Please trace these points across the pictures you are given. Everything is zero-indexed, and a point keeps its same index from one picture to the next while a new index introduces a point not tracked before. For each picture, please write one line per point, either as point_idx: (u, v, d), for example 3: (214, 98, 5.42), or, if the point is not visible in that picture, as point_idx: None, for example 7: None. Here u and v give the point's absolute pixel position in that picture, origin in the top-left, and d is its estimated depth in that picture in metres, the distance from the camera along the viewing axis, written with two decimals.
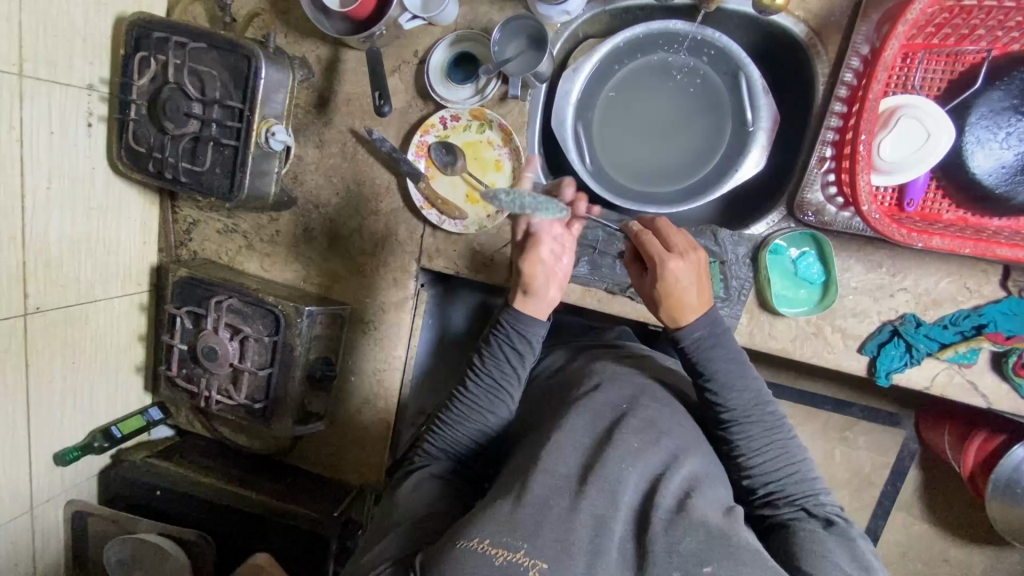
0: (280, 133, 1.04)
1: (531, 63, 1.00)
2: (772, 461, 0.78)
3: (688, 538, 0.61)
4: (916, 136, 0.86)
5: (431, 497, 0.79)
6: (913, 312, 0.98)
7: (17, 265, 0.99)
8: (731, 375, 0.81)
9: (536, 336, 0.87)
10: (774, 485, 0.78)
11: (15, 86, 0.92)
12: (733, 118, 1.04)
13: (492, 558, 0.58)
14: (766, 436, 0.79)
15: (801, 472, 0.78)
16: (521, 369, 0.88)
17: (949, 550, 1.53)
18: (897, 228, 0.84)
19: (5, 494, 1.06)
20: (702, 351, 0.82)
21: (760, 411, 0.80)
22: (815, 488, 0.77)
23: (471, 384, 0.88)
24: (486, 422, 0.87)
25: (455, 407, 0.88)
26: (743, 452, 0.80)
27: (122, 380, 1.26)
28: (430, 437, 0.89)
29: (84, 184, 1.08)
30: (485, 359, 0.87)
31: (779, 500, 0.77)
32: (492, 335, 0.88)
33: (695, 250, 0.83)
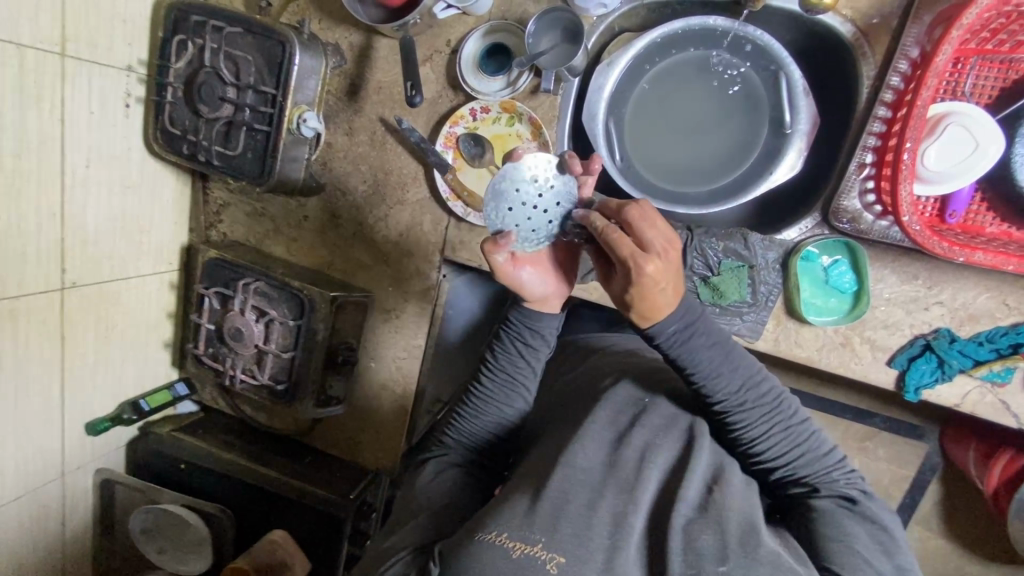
0: (310, 120, 1.04)
1: (563, 57, 0.98)
2: (776, 446, 0.74)
3: (706, 537, 0.61)
4: (964, 145, 0.83)
5: (449, 488, 0.80)
6: (948, 327, 0.95)
7: (56, 241, 1.02)
8: (716, 364, 0.74)
9: (549, 331, 0.86)
10: (783, 468, 0.75)
11: (58, 65, 0.95)
12: (770, 118, 1.01)
13: (510, 550, 0.58)
14: (765, 422, 0.74)
15: (812, 450, 0.74)
16: (535, 363, 0.87)
17: (965, 566, 1.51)
18: (938, 241, 0.81)
19: (39, 458, 1.10)
20: (682, 343, 0.73)
21: (755, 396, 0.74)
22: (827, 462, 0.74)
23: (484, 377, 0.88)
24: (501, 414, 0.87)
25: (470, 400, 0.88)
26: (745, 442, 0.76)
27: (150, 355, 1.30)
28: (445, 428, 0.89)
29: (121, 164, 1.11)
30: (497, 353, 0.87)
31: (792, 481, 0.75)
32: (503, 330, 0.88)
33: (654, 260, 0.68)
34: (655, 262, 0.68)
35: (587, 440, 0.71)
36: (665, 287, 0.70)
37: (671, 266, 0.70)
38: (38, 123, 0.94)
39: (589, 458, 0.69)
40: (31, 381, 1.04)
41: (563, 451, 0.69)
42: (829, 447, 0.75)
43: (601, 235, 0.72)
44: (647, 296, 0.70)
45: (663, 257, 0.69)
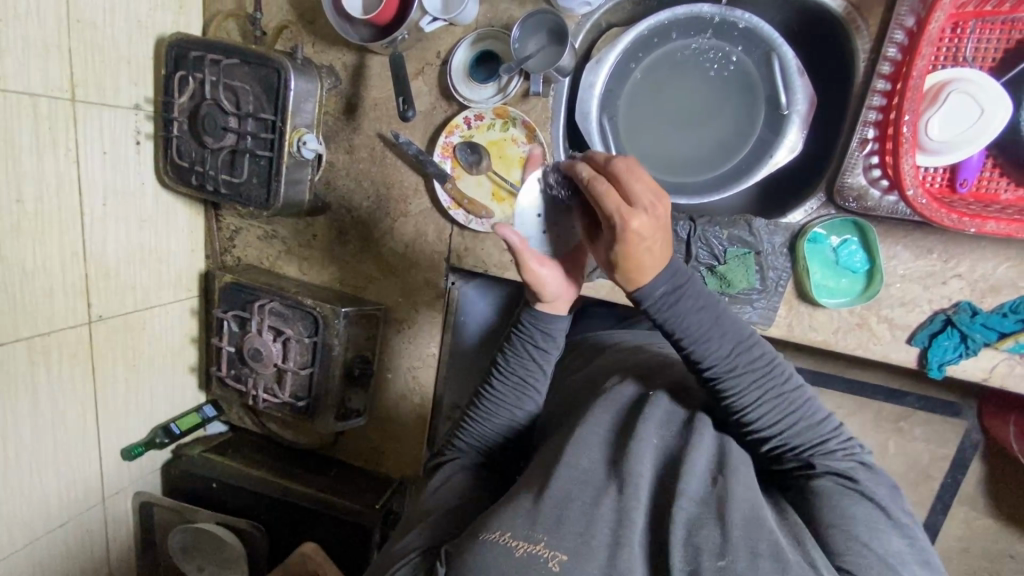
0: (310, 142, 1.08)
1: (552, 58, 0.99)
2: (771, 414, 0.74)
3: (713, 531, 0.60)
4: (968, 114, 0.81)
5: (460, 489, 0.81)
6: (969, 300, 0.92)
7: (80, 277, 1.07)
8: (704, 329, 0.74)
9: (558, 331, 0.87)
10: (775, 437, 0.74)
11: (69, 110, 0.99)
12: (766, 101, 0.99)
13: (513, 549, 0.58)
14: (757, 390, 0.74)
15: (806, 419, 0.73)
16: (546, 364, 0.88)
17: (1016, 545, 1.45)
18: (946, 213, 0.80)
19: (79, 485, 1.15)
20: (670, 308, 0.73)
21: (746, 362, 0.74)
22: (821, 431, 0.73)
23: (494, 380, 0.89)
24: (514, 417, 0.88)
25: (482, 404, 0.90)
26: (736, 410, 0.75)
27: (178, 379, 1.35)
28: (457, 431, 0.91)
29: (135, 198, 1.15)
30: (506, 356, 0.88)
31: (785, 453, 0.74)
32: (514, 333, 0.89)
33: (640, 215, 0.67)
34: (638, 218, 0.66)
35: (592, 439, 0.71)
36: (653, 245, 0.69)
37: (653, 229, 0.68)
38: (56, 166, 0.99)
39: (595, 456, 0.69)
40: (66, 412, 1.10)
41: (568, 450, 0.69)
42: (825, 415, 0.74)
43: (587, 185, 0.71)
44: (636, 256, 0.69)
45: (651, 214, 0.68)
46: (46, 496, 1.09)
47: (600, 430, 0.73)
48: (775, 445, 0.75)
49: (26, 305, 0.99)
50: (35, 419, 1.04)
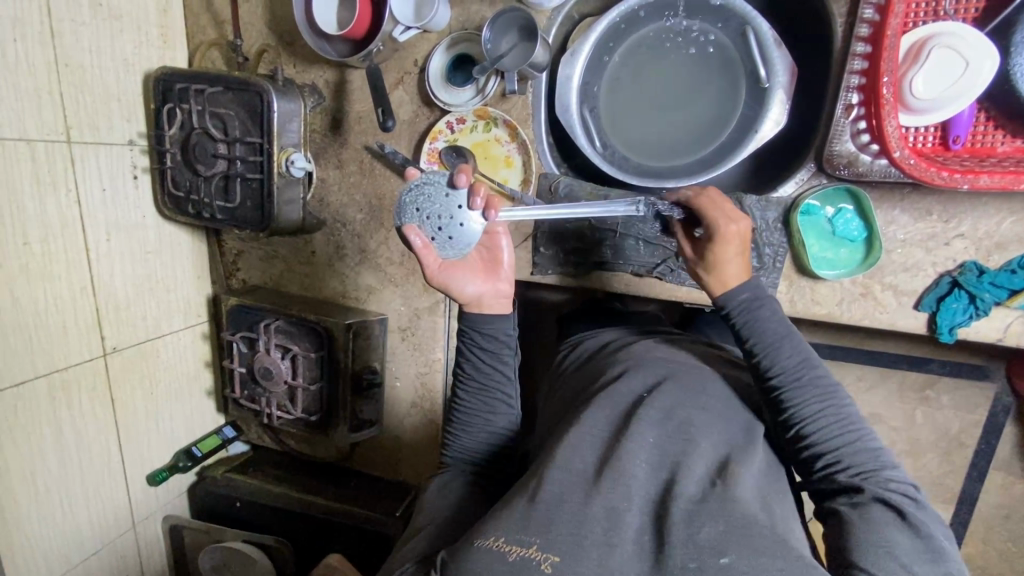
0: (297, 160, 1.09)
1: (524, 55, 0.97)
2: (828, 429, 0.76)
3: (705, 531, 0.61)
4: (953, 67, 0.78)
5: (451, 500, 0.84)
6: (974, 260, 0.89)
7: (91, 312, 1.11)
8: (778, 336, 0.81)
9: (505, 331, 0.92)
10: (823, 451, 0.75)
11: (67, 152, 1.03)
12: (747, 75, 0.97)
13: (506, 554, 0.60)
14: (818, 404, 0.77)
15: (861, 443, 0.75)
16: (505, 367, 0.93)
17: None
18: (937, 171, 0.78)
19: (108, 514, 1.20)
20: (751, 313, 0.84)
21: (814, 374, 0.79)
22: (876, 460, 0.74)
23: (461, 392, 0.94)
24: (487, 424, 0.92)
25: (457, 416, 0.94)
26: (790, 417, 0.78)
27: (196, 403, 1.38)
28: (444, 446, 0.95)
29: (138, 231, 1.19)
30: (465, 364, 0.93)
31: (833, 472, 0.74)
32: (462, 344, 0.93)
33: (732, 225, 0.85)
34: (739, 224, 0.84)
35: (584, 439, 0.72)
36: (736, 257, 0.86)
37: (736, 237, 0.85)
38: (59, 209, 1.03)
39: (587, 456, 0.70)
40: (90, 444, 1.14)
41: (561, 450, 0.71)
42: (882, 448, 0.75)
43: (694, 203, 0.88)
44: (724, 255, 0.86)
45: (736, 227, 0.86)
46: (78, 527, 1.13)
47: (593, 427, 0.74)
48: (824, 462, 0.75)
49: (40, 342, 1.02)
50: (61, 452, 1.08)
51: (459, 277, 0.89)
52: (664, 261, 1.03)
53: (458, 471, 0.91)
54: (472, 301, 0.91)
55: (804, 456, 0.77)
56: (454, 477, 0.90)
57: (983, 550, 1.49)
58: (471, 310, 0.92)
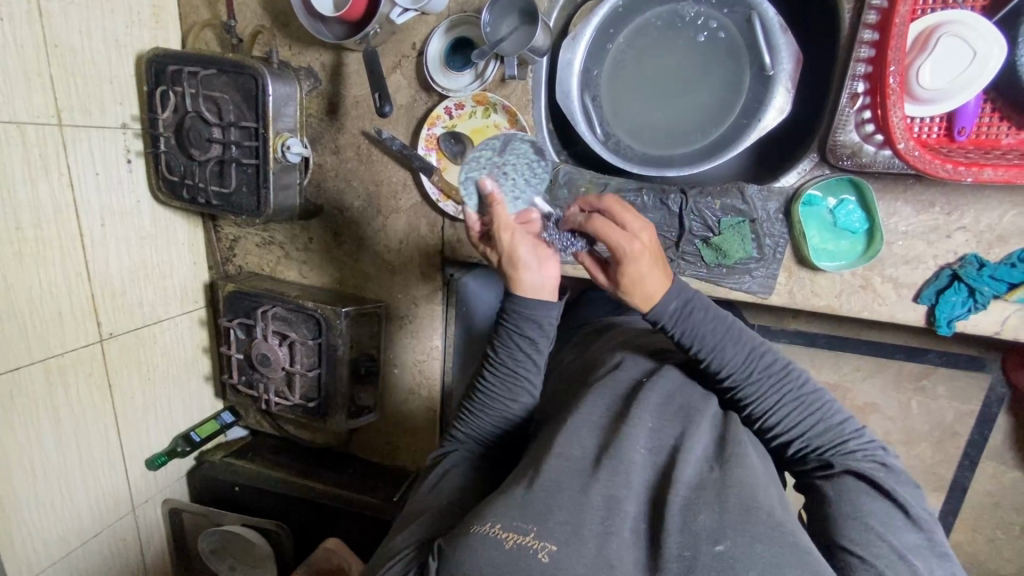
0: (294, 145, 1.07)
1: (523, 40, 0.95)
2: (791, 417, 0.78)
3: (705, 517, 0.62)
4: (960, 56, 0.77)
5: (454, 483, 0.85)
6: (975, 253, 0.89)
7: (86, 299, 1.10)
8: (719, 338, 0.80)
9: (547, 320, 0.86)
10: (789, 435, 0.78)
11: (58, 135, 1.01)
12: (752, 62, 0.95)
13: (503, 541, 0.60)
14: (775, 394, 0.79)
15: (824, 419, 0.77)
16: (539, 356, 0.88)
17: None
18: (941, 163, 0.77)
19: (108, 498, 1.21)
20: (686, 319, 0.81)
21: (762, 364, 0.79)
22: (842, 431, 0.77)
23: (488, 373, 0.91)
24: (508, 409, 0.90)
25: (478, 396, 0.92)
26: (753, 411, 0.80)
27: (194, 389, 1.38)
28: (457, 422, 0.94)
29: (132, 216, 1.17)
30: (498, 349, 0.89)
31: (808, 455, 0.78)
32: (501, 326, 0.88)
33: (631, 244, 0.80)
34: (636, 245, 0.79)
35: (583, 429, 0.72)
36: (648, 277, 0.80)
37: (644, 254, 0.80)
38: (51, 194, 1.02)
39: (586, 445, 0.70)
40: (88, 429, 1.14)
41: (559, 438, 0.71)
42: (845, 417, 0.78)
43: (586, 221, 0.83)
44: (628, 278, 0.80)
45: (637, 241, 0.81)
46: (77, 510, 1.14)
47: (591, 417, 0.74)
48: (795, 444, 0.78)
49: (36, 329, 1.02)
50: (59, 437, 1.09)
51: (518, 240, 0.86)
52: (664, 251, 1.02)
53: (467, 450, 0.91)
54: (516, 267, 0.85)
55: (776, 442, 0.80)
56: (463, 456, 0.90)
57: (972, 537, 1.51)
58: (520, 293, 0.86)
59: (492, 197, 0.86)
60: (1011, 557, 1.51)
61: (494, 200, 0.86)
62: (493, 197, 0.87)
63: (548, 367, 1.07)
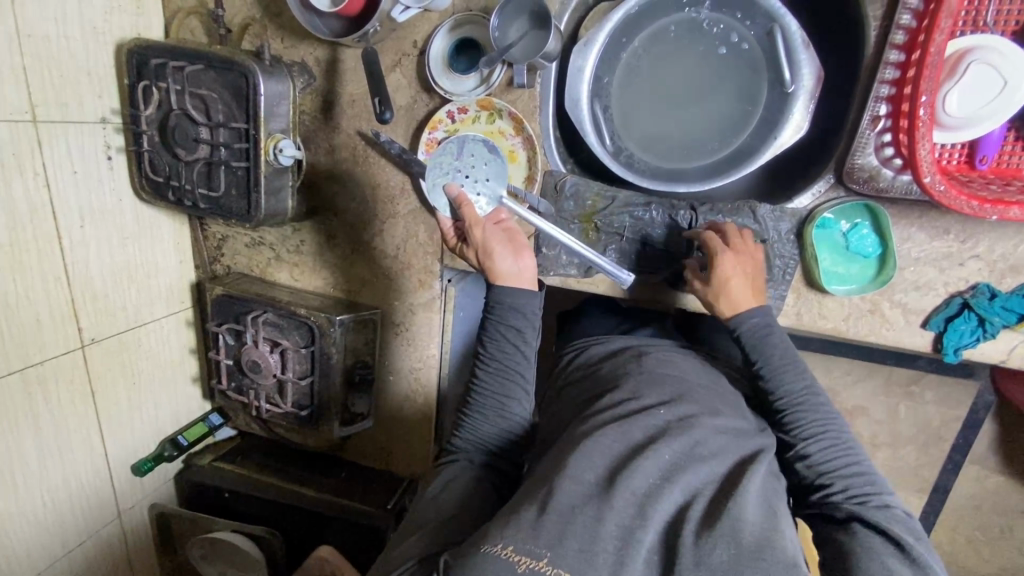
0: (287, 147, 1.01)
1: (536, 45, 0.90)
2: (829, 451, 0.79)
3: (718, 559, 0.61)
4: (989, 85, 0.74)
5: (455, 497, 0.83)
6: (987, 282, 0.87)
7: (66, 303, 1.05)
8: (782, 360, 0.85)
9: (531, 309, 0.90)
10: (823, 477, 0.78)
11: (33, 132, 0.95)
12: (770, 76, 0.91)
13: (515, 565, 0.60)
14: (819, 425, 0.81)
15: (862, 472, 0.77)
16: (526, 347, 0.91)
17: None
18: (966, 200, 0.74)
19: (94, 504, 1.18)
20: (760, 336, 0.87)
21: (814, 399, 0.83)
22: (878, 488, 0.75)
23: (481, 372, 0.92)
24: (502, 407, 0.91)
25: (474, 397, 0.93)
26: (791, 441, 0.82)
27: (181, 391, 1.34)
28: (456, 430, 0.94)
29: (114, 216, 1.11)
30: (486, 342, 0.91)
31: (834, 495, 0.76)
32: (488, 320, 0.91)
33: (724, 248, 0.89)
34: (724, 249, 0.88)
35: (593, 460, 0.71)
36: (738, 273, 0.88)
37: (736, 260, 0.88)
38: (26, 195, 0.96)
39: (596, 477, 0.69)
40: (71, 436, 1.10)
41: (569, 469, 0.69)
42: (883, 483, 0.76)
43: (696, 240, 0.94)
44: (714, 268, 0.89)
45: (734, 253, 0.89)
46: (61, 519, 1.11)
47: (602, 441, 0.72)
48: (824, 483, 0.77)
49: (13, 337, 0.97)
50: (42, 447, 1.05)
51: (494, 242, 0.90)
52: (672, 269, 1.00)
53: (471, 458, 0.90)
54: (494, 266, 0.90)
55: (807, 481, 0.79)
56: (464, 465, 0.89)
57: (952, 541, 1.54)
58: (498, 283, 0.90)
59: (457, 200, 0.91)
60: (988, 558, 1.54)
61: (463, 201, 0.91)
62: (460, 199, 0.92)
63: (551, 383, 1.05)
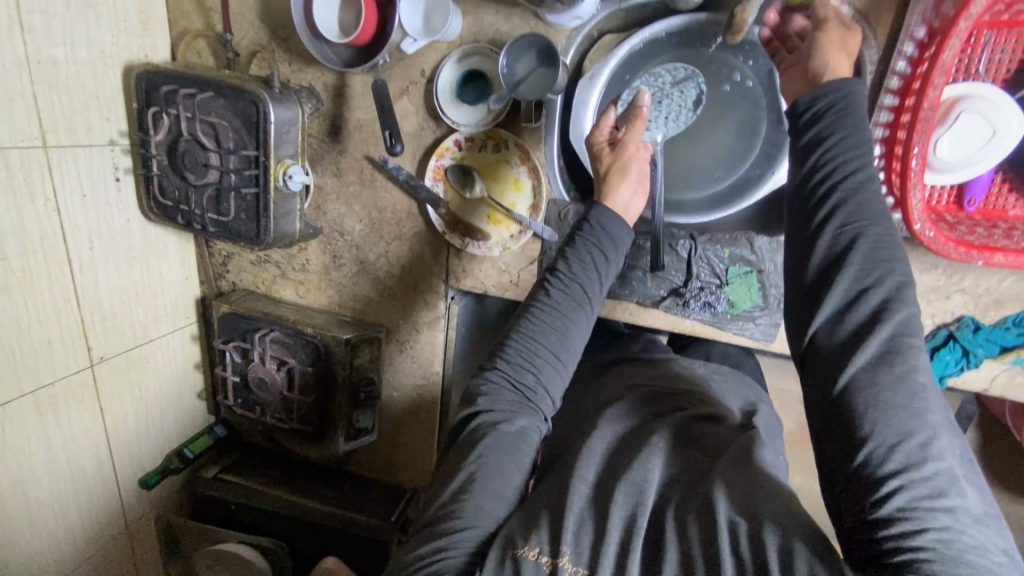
0: (296, 174, 1.04)
1: (544, 82, 0.94)
2: (872, 280, 0.66)
3: None
4: (979, 134, 0.78)
5: (508, 461, 0.76)
6: (971, 315, 0.92)
7: (76, 323, 1.06)
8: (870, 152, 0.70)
9: (622, 241, 0.89)
10: (856, 298, 0.66)
11: (43, 157, 0.95)
12: (769, 114, 0.94)
13: (543, 565, 0.65)
14: (875, 250, 0.66)
15: (898, 326, 0.64)
16: (603, 270, 0.87)
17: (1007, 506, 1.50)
18: (954, 246, 0.78)
19: (102, 517, 1.19)
20: (842, 117, 0.70)
21: (863, 176, 0.68)
22: (904, 351, 0.63)
23: (553, 287, 0.84)
24: (565, 332, 0.83)
25: (536, 314, 0.84)
26: (831, 171, 0.69)
27: (187, 405, 1.36)
28: (505, 354, 0.82)
29: (122, 235, 1.12)
30: (569, 262, 0.85)
31: (850, 316, 0.65)
32: (577, 237, 0.87)
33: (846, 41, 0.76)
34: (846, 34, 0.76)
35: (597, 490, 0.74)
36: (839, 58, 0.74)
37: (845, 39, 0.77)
38: (37, 220, 0.96)
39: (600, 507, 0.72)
40: (81, 452, 1.12)
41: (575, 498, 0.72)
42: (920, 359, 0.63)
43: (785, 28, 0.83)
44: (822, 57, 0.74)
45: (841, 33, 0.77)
46: (71, 533, 1.13)
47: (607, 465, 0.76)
48: (852, 346, 0.64)
49: (25, 358, 0.99)
50: (52, 464, 1.07)
51: (634, 161, 0.90)
52: (672, 296, 1.03)
53: (523, 389, 0.81)
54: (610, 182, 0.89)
55: (838, 336, 0.65)
56: (515, 403, 0.80)
57: None
58: (607, 199, 0.89)
59: (640, 106, 0.90)
60: None
61: (641, 113, 0.90)
62: (642, 110, 0.91)
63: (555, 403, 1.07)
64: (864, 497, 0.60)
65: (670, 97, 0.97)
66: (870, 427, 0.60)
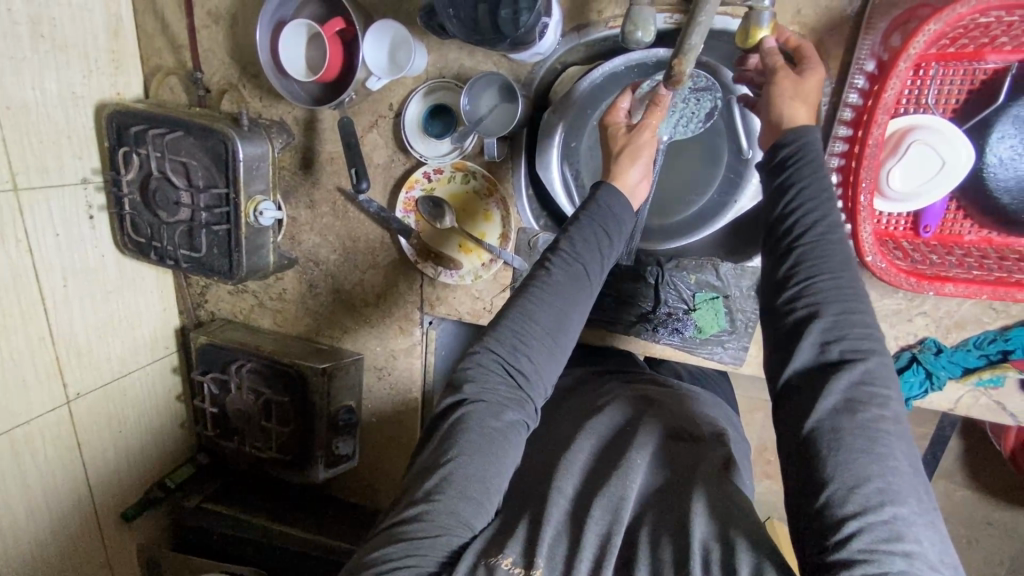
0: (267, 210, 1.05)
1: (507, 117, 0.98)
2: (839, 323, 0.67)
3: None
4: (930, 164, 0.79)
5: (487, 464, 0.72)
6: (934, 337, 0.93)
7: (51, 361, 1.07)
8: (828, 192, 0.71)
9: (623, 223, 0.84)
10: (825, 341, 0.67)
11: (13, 201, 0.96)
12: (731, 143, 0.96)
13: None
14: (837, 293, 0.68)
15: (867, 366, 0.65)
16: (607, 254, 0.83)
17: (993, 512, 1.48)
18: (904, 277, 0.80)
19: (81, 552, 1.19)
20: (801, 166, 0.73)
21: (824, 227, 0.70)
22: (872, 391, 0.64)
23: (552, 271, 0.80)
24: (560, 324, 0.79)
25: (530, 303, 0.79)
26: (795, 224, 0.71)
27: (168, 435, 1.36)
28: (490, 347, 0.78)
29: (96, 271, 1.13)
30: (573, 242, 0.81)
31: (824, 356, 0.66)
32: (581, 218, 0.82)
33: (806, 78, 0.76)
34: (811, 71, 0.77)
35: None
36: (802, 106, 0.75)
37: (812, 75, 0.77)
38: (9, 261, 0.97)
39: None
40: (58, 488, 1.12)
41: None
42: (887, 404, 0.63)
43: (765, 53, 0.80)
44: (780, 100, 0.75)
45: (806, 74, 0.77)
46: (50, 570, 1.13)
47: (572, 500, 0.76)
48: (816, 384, 0.65)
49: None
50: (29, 502, 1.07)
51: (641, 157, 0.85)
52: (641, 322, 1.04)
53: (508, 386, 0.77)
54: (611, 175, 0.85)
55: (798, 376, 0.67)
56: (499, 400, 0.76)
57: None
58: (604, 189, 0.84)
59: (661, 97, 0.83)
60: None
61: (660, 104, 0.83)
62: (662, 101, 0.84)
63: None
64: (826, 536, 0.60)
65: (685, 103, 0.91)
66: (832, 470, 0.61)
